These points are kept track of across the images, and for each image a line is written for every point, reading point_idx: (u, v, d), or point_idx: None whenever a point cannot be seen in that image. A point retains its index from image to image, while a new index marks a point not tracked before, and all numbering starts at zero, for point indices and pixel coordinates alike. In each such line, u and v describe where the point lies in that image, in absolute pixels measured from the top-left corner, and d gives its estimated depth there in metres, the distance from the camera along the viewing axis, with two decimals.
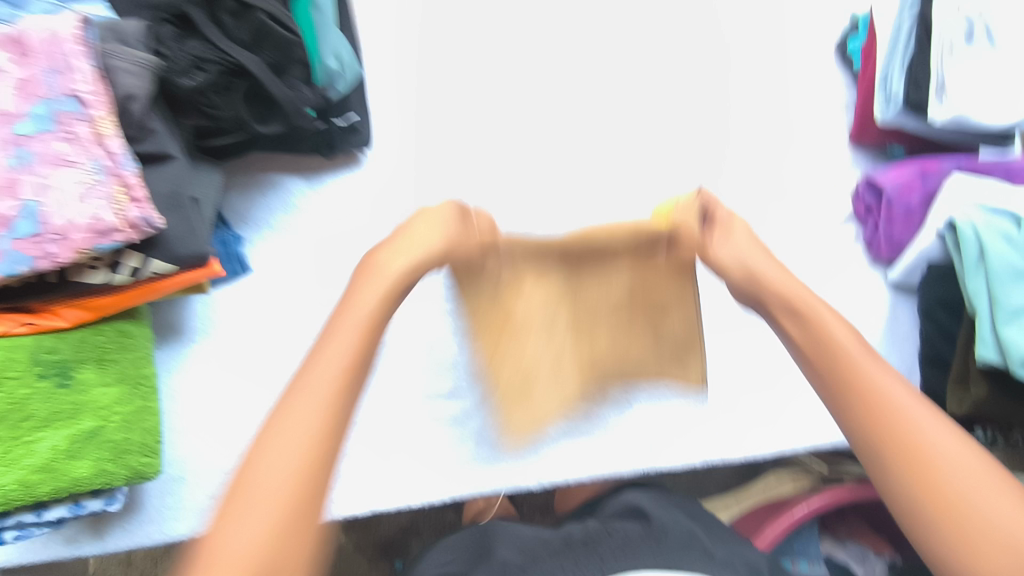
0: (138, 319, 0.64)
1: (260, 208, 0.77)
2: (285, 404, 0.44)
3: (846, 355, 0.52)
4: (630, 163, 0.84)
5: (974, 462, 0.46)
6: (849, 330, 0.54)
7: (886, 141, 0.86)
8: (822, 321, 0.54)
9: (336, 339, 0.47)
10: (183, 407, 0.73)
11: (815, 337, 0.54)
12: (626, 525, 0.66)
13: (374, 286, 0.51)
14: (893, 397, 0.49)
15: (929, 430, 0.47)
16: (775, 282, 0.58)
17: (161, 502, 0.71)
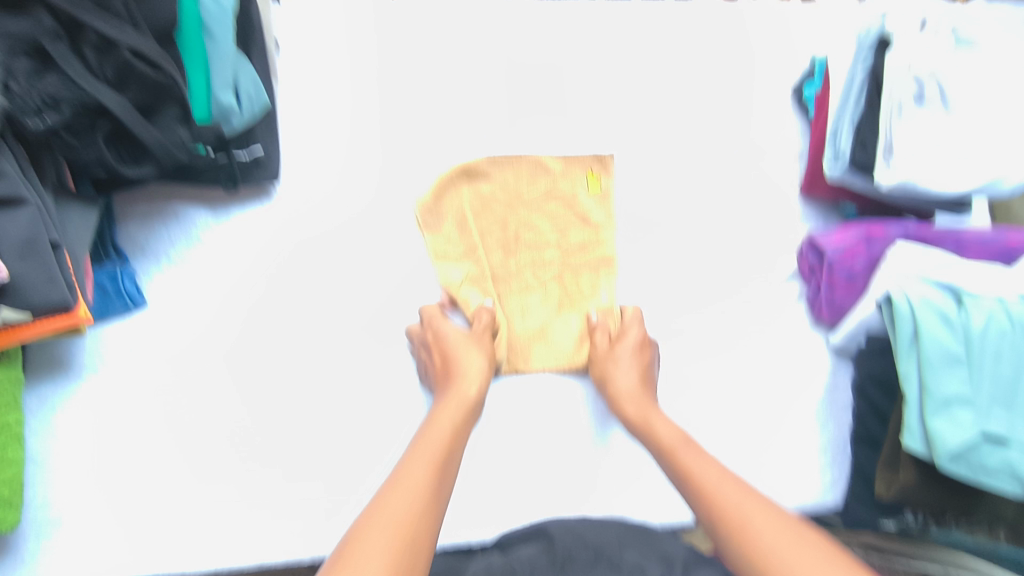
0: (3, 361, 0.61)
1: (159, 238, 0.74)
2: (400, 471, 0.55)
3: (673, 449, 0.63)
4: (559, 208, 0.81)
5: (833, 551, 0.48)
6: (681, 434, 0.66)
7: (837, 196, 0.81)
8: (659, 434, 0.66)
9: (428, 436, 0.61)
10: (64, 445, 0.70)
11: (672, 438, 0.65)
12: (530, 550, 0.64)
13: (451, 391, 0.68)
14: (721, 491, 0.56)
15: (752, 505, 0.53)
16: (654, 432, 0.67)
17: (37, 542, 0.69)
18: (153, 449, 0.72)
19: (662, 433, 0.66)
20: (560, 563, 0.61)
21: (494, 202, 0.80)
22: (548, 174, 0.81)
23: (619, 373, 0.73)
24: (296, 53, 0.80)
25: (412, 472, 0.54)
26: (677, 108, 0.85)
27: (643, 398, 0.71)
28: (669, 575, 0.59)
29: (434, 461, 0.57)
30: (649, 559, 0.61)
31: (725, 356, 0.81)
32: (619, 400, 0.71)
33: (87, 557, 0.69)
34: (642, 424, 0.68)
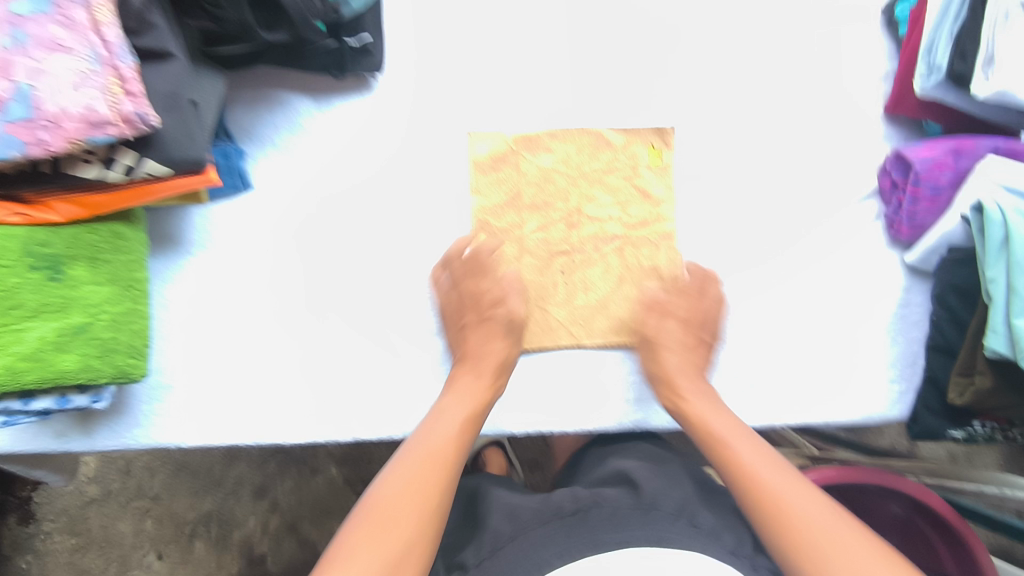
0: (132, 221, 0.64)
1: (265, 124, 0.77)
2: (402, 459, 0.66)
3: (713, 435, 0.70)
4: (621, 181, 0.82)
5: (859, 537, 0.59)
6: (731, 418, 0.72)
7: (921, 116, 0.81)
8: (705, 418, 0.72)
9: (439, 417, 0.70)
10: (175, 316, 0.74)
11: (719, 422, 0.71)
12: (617, 495, 0.68)
13: (470, 362, 0.74)
14: (770, 480, 0.65)
15: (797, 495, 0.63)
16: (705, 419, 0.72)
17: (150, 406, 0.73)
18: (245, 344, 0.75)
19: (710, 417, 0.72)
20: (644, 508, 0.66)
21: (539, 306, 0.80)
22: (610, 148, 0.82)
23: (661, 335, 0.78)
24: None
25: (429, 474, 0.64)
26: (763, 28, 0.86)
27: (688, 361, 0.77)
28: (739, 549, 0.66)
29: (446, 454, 0.67)
30: (724, 530, 0.67)
31: (801, 270, 0.84)
32: (660, 358, 0.77)
33: (198, 422, 0.73)
34: (681, 399, 0.74)
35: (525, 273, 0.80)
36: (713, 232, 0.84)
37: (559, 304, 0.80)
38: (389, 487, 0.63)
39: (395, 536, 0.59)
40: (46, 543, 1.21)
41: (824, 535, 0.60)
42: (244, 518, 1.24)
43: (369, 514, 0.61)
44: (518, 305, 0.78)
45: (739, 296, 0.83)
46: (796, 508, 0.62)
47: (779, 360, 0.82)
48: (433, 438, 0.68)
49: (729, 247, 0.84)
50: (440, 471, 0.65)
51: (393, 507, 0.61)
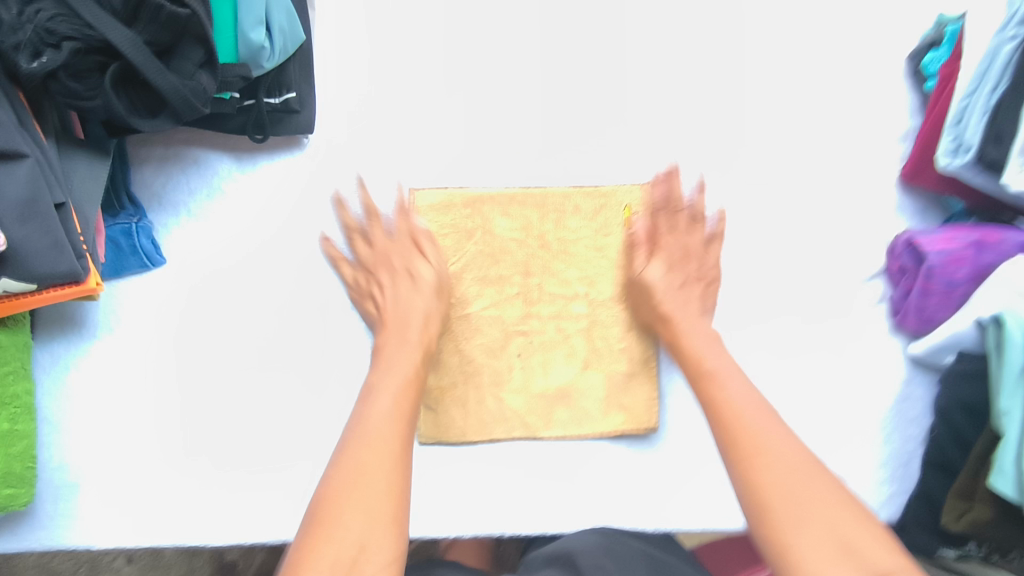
0: (9, 326, 0.55)
1: (179, 188, 0.66)
2: (342, 457, 0.48)
3: (730, 420, 0.53)
4: (591, 250, 0.72)
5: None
6: (796, 444, 0.50)
7: (942, 190, 0.70)
8: (727, 394, 0.55)
9: (389, 387, 0.54)
10: (79, 406, 0.66)
11: (730, 405, 0.55)
12: None
13: (395, 332, 0.60)
14: (806, 495, 0.47)
15: (845, 526, 0.45)
16: (728, 403, 0.55)
17: (53, 507, 0.66)
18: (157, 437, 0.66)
19: (728, 400, 0.55)
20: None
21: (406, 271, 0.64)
22: (578, 215, 0.72)
23: (687, 326, 0.64)
24: None
25: (390, 448, 0.48)
26: (764, 77, 0.75)
27: (698, 321, 0.65)
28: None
29: (394, 439, 0.49)
30: None
31: (794, 357, 0.74)
32: (676, 325, 0.64)
33: (106, 524, 0.66)
34: (710, 380, 0.58)
35: (394, 267, 0.64)
36: None
37: (515, 391, 0.71)
38: (349, 455, 0.47)
39: (342, 534, 0.42)
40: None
41: (814, 531, 0.45)
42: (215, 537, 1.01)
43: (315, 503, 0.45)
44: (401, 303, 0.62)
45: None
46: (816, 508, 0.46)
47: None
48: (369, 433, 0.49)
49: (714, 330, 0.74)
50: (404, 424, 0.51)
51: (354, 477, 0.46)
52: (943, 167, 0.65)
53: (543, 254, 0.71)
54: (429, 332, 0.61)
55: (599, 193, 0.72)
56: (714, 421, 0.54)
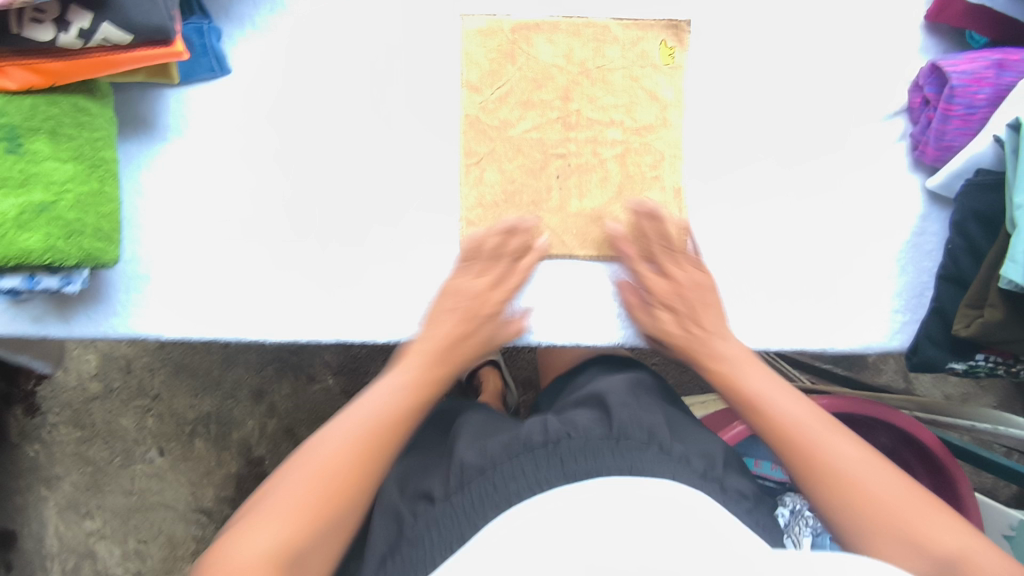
0: (98, 97, 0.60)
1: (244, 1, 0.71)
2: (297, 466, 0.58)
3: (787, 426, 0.63)
4: (626, 80, 0.76)
5: (961, 531, 0.55)
6: (860, 445, 0.60)
7: (963, 25, 0.73)
8: (811, 440, 0.61)
9: (380, 394, 0.64)
10: (151, 203, 0.71)
11: (785, 419, 0.63)
12: (584, 416, 0.72)
13: (424, 358, 0.67)
14: (863, 480, 0.58)
15: (873, 479, 0.58)
16: (756, 407, 0.65)
17: (127, 296, 0.71)
18: (223, 237, 0.72)
19: (786, 417, 0.63)
20: (614, 438, 0.68)
21: (468, 321, 0.70)
22: (616, 43, 0.76)
23: (653, 327, 0.72)
24: None
25: (376, 437, 0.60)
26: None
27: (690, 327, 0.71)
28: (709, 471, 0.68)
29: (353, 442, 0.59)
30: (694, 454, 0.69)
31: (814, 193, 0.78)
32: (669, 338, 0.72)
33: (178, 312, 0.71)
34: (787, 430, 0.63)
35: (478, 270, 0.71)
36: (723, 144, 0.78)
37: (551, 210, 0.75)
38: (295, 484, 0.56)
39: (266, 537, 0.53)
40: (52, 436, 1.25)
41: (908, 526, 0.55)
42: (243, 420, 1.26)
43: (305, 467, 0.58)
44: (429, 340, 0.69)
45: (751, 215, 0.78)
46: (884, 491, 0.57)
47: (785, 285, 0.78)
48: (334, 434, 0.60)
49: (738, 163, 0.78)
50: (370, 454, 0.59)
51: (325, 468, 0.58)
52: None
53: (580, 82, 0.75)
54: (440, 373, 0.68)
55: (640, 25, 0.76)
56: (774, 438, 0.63)
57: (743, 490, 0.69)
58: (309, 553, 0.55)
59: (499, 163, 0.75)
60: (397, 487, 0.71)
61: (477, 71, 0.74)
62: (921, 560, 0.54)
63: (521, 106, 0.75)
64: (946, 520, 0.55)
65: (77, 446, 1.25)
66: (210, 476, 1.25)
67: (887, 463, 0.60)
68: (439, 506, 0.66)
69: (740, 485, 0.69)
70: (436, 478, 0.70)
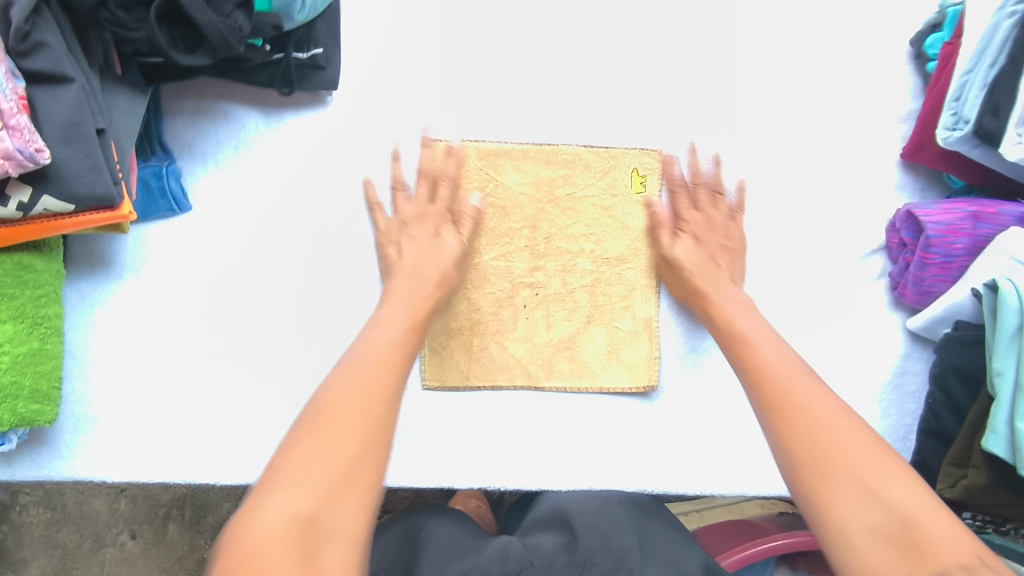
0: (45, 253, 0.59)
1: (209, 138, 0.70)
2: (304, 416, 0.49)
3: (764, 375, 0.55)
4: (598, 210, 0.75)
5: (945, 538, 0.42)
6: (833, 402, 0.51)
7: (941, 167, 0.72)
8: (824, 425, 0.49)
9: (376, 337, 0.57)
10: (104, 340, 0.69)
11: (770, 365, 0.56)
12: (548, 542, 0.63)
13: (396, 303, 0.62)
14: (825, 431, 0.49)
15: (874, 470, 0.46)
16: (749, 340, 0.60)
17: (73, 437, 0.68)
18: (180, 371, 0.70)
19: (768, 360, 0.57)
20: (579, 566, 0.57)
21: (440, 228, 0.68)
22: (588, 171, 0.75)
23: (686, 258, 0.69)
24: None
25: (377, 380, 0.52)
26: (768, 58, 0.78)
27: (706, 263, 0.69)
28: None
29: (371, 394, 0.50)
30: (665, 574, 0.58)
31: (794, 328, 0.76)
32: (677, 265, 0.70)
33: (124, 455, 0.69)
34: (810, 421, 0.50)
35: (412, 230, 0.68)
36: None
37: (518, 339, 0.74)
38: (340, 380, 0.51)
39: (272, 508, 0.43)
40: (21, 517, 1.14)
41: (842, 484, 0.46)
42: (217, 503, 1.15)
43: (311, 420, 0.48)
44: (410, 255, 0.66)
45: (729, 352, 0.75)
46: (840, 440, 0.48)
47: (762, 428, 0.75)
48: (344, 382, 0.51)
49: None
50: (389, 375, 0.53)
51: (337, 408, 0.49)
52: (942, 139, 0.67)
53: (551, 214, 0.74)
54: (442, 289, 0.65)
55: (614, 154, 0.75)
56: (762, 383, 0.55)
57: None
58: (335, 554, 0.43)
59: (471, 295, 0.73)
60: None
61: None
62: (885, 547, 0.43)
63: (489, 234, 0.73)
64: (903, 480, 0.45)
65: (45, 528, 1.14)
66: (182, 560, 1.14)
67: (866, 427, 0.50)
68: None
69: None
70: None
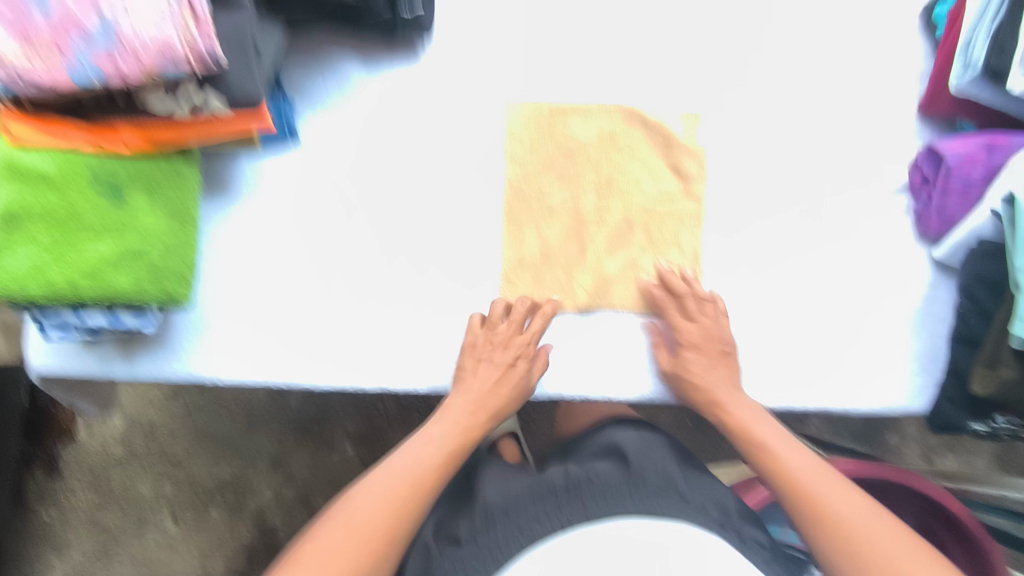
0: (190, 158, 0.68)
1: (319, 85, 0.81)
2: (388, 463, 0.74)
3: (803, 488, 0.71)
4: (653, 155, 0.84)
5: (909, 555, 0.64)
6: (859, 502, 0.69)
7: (955, 114, 0.82)
8: (876, 545, 0.65)
9: (429, 436, 0.76)
10: (223, 254, 0.78)
11: (800, 474, 0.72)
12: (603, 464, 0.77)
13: (445, 422, 0.77)
14: (859, 527, 0.67)
15: (897, 555, 0.64)
16: (750, 429, 0.76)
17: (191, 340, 0.76)
18: (286, 289, 0.79)
19: (795, 469, 0.73)
20: (634, 483, 0.74)
21: (478, 369, 0.78)
22: (644, 122, 0.84)
23: (694, 365, 0.78)
24: None
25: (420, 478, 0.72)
26: (799, 27, 0.88)
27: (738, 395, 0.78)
28: (725, 520, 0.73)
29: (410, 477, 0.72)
30: (710, 502, 0.75)
31: (829, 260, 0.85)
32: (722, 408, 0.78)
33: (238, 356, 0.77)
34: (848, 525, 0.67)
35: (491, 353, 0.78)
36: (741, 217, 0.85)
37: (584, 268, 0.82)
38: (407, 456, 0.74)
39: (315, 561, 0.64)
40: (69, 500, 1.26)
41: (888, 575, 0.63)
42: (261, 488, 1.27)
43: (396, 471, 0.72)
44: (484, 376, 0.78)
45: (772, 280, 0.84)
46: (876, 541, 0.66)
47: (803, 347, 0.83)
48: (402, 465, 0.73)
49: (758, 233, 0.85)
50: (433, 472, 0.73)
51: (363, 514, 0.68)
52: (953, 85, 0.78)
53: (613, 159, 0.83)
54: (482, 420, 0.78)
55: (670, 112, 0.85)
56: (792, 490, 0.72)
57: (760, 538, 0.74)
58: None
59: (552, 232, 0.82)
60: (433, 526, 0.76)
61: (519, 149, 0.83)
62: None
63: (558, 176, 0.83)
64: (926, 567, 0.63)
65: (90, 513, 1.27)
66: (221, 546, 1.26)
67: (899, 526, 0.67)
68: (467, 547, 0.71)
69: (757, 532, 0.75)
70: (461, 522, 0.74)
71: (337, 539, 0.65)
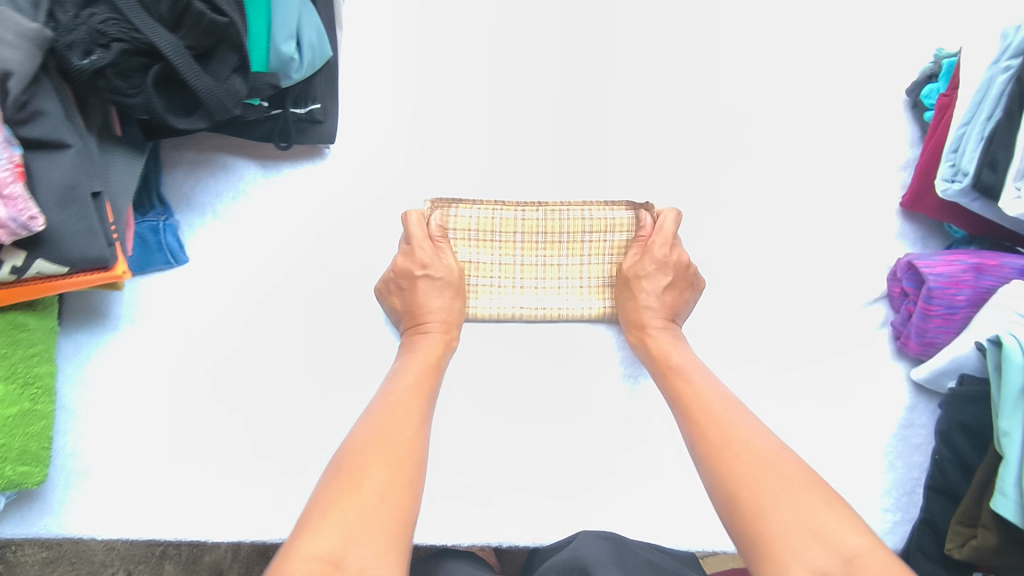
0: (39, 311, 0.59)
1: (207, 192, 0.71)
2: (373, 409, 0.57)
3: (700, 414, 0.57)
4: (574, 235, 0.74)
5: (816, 492, 0.48)
6: (774, 446, 0.53)
7: (942, 218, 0.72)
8: (764, 483, 0.49)
9: (403, 375, 0.61)
10: (95, 394, 0.68)
11: (704, 397, 0.59)
12: None
13: (419, 357, 0.63)
14: (752, 467, 0.51)
15: (787, 487, 0.49)
16: (674, 362, 0.64)
17: (64, 494, 0.67)
18: (171, 423, 0.69)
19: (700, 393, 0.59)
20: None
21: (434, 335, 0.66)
22: (565, 204, 0.74)
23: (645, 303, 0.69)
24: (372, 22, 0.77)
25: (394, 422, 0.55)
26: (766, 109, 0.78)
27: (666, 326, 0.68)
28: None
29: (394, 410, 0.56)
30: None
31: (798, 377, 0.74)
32: (649, 333, 0.67)
33: (114, 512, 0.67)
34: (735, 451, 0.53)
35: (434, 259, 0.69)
36: (697, 326, 0.75)
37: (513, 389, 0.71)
38: (361, 433, 0.54)
39: (303, 553, 0.43)
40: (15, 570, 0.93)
41: (789, 526, 0.46)
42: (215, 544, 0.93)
43: (375, 414, 0.56)
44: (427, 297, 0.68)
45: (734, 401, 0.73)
46: (772, 481, 0.49)
47: None
48: (388, 402, 0.57)
49: (721, 343, 0.74)
50: (411, 417, 0.56)
51: (363, 461, 0.51)
52: (939, 189, 0.67)
53: (535, 238, 0.74)
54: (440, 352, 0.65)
55: (601, 202, 0.74)
56: (693, 422, 0.57)
57: None
58: None
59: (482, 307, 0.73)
60: None
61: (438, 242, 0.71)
62: (822, 556, 0.44)
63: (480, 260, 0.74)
64: (843, 518, 0.46)
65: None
66: None
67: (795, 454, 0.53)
68: None
69: None
70: None
71: (336, 526, 0.45)
